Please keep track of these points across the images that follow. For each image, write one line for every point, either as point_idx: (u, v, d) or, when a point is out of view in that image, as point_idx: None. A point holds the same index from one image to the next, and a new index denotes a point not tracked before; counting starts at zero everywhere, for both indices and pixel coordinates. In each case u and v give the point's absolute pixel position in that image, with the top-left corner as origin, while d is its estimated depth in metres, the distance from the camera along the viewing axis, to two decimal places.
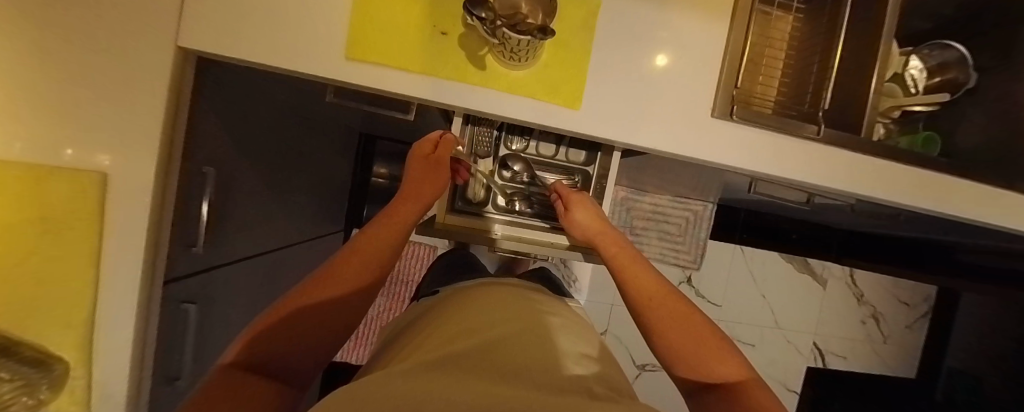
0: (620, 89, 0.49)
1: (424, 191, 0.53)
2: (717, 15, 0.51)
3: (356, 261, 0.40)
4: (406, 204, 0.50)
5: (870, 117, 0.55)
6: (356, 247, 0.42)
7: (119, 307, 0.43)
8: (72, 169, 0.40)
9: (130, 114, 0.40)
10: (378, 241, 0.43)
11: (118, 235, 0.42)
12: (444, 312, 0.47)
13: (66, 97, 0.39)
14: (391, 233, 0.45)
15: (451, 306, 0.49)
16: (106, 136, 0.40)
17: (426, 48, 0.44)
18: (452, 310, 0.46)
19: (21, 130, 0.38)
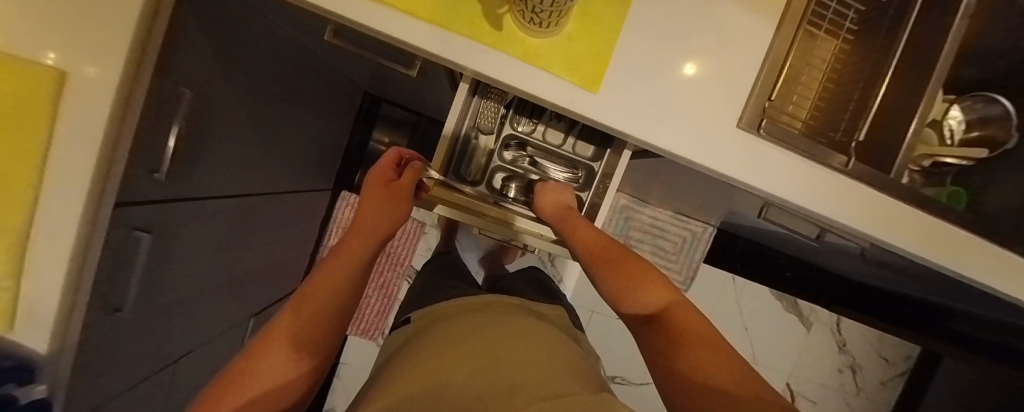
0: (644, 79, 0.44)
1: (383, 216, 0.55)
2: (763, 19, 0.47)
3: (312, 300, 0.42)
4: (364, 230, 0.52)
5: (904, 160, 0.51)
6: (310, 284, 0.43)
7: (60, 222, 0.38)
8: (29, 59, 0.35)
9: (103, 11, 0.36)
10: (334, 275, 0.45)
11: (66, 142, 0.37)
12: (440, 325, 0.51)
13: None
14: (349, 263, 0.47)
15: (433, 331, 0.50)
16: (73, 32, 0.36)
17: None
18: (442, 327, 0.50)
19: None
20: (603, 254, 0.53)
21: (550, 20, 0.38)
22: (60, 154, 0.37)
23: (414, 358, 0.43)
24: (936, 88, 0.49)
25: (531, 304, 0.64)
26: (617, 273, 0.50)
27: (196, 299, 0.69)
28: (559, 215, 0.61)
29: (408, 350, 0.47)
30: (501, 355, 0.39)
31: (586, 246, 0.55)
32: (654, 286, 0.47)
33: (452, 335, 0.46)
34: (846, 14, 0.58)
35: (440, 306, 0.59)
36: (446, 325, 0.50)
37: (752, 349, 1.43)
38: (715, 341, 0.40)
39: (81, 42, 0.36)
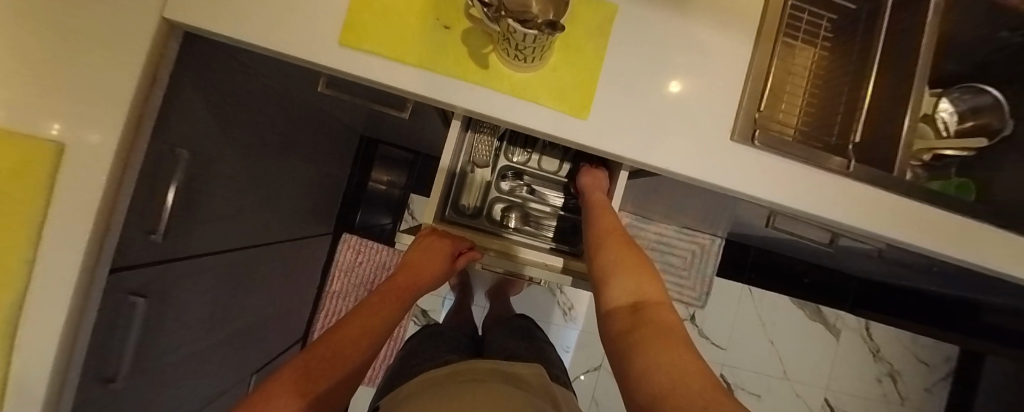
0: (633, 101, 0.45)
1: (402, 301, 0.49)
2: (739, 34, 0.48)
3: (320, 384, 0.33)
4: (380, 311, 0.45)
5: (904, 158, 0.50)
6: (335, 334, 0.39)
7: (51, 296, 0.37)
8: (25, 132, 0.37)
9: (99, 83, 0.38)
10: (343, 358, 0.37)
11: (59, 212, 0.38)
12: (416, 391, 0.41)
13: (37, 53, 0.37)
14: (363, 346, 0.40)
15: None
16: (72, 107, 0.38)
17: (426, 40, 0.40)
18: (396, 406, 0.38)
19: None
20: (616, 244, 0.49)
21: (534, 54, 0.39)
22: (54, 223, 0.37)
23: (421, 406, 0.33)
24: (921, 84, 0.49)
25: (517, 370, 0.49)
26: (618, 261, 0.46)
27: (195, 361, 0.66)
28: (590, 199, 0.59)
29: None
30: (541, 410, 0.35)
31: (601, 216, 0.54)
32: (650, 277, 0.43)
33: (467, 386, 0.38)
34: (820, 23, 0.60)
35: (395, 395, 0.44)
36: (430, 390, 0.39)
37: (781, 364, 1.35)
38: (678, 335, 0.33)
39: (77, 114, 0.38)
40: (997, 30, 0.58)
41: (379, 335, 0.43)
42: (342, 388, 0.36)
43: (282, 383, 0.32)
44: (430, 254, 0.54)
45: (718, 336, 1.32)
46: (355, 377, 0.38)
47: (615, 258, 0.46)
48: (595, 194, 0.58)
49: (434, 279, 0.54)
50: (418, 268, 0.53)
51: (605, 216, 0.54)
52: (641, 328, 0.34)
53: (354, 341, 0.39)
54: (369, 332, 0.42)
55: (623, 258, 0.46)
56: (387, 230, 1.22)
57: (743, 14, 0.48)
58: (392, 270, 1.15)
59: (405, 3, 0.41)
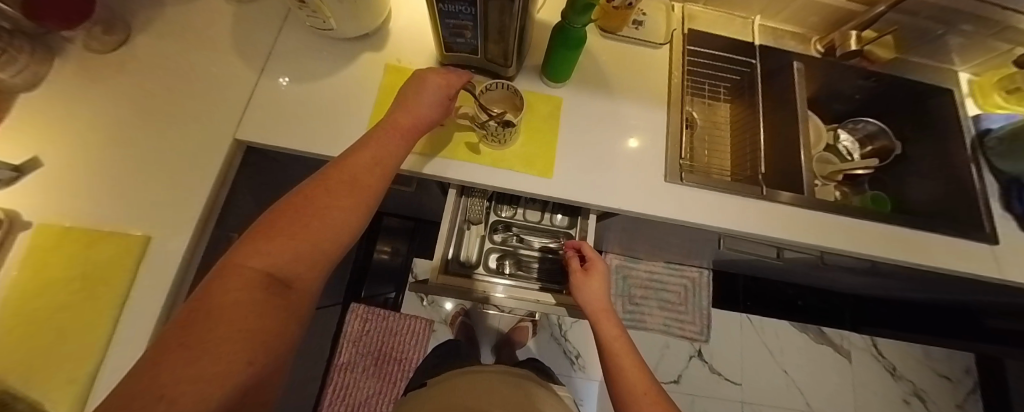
0: (585, 161, 0.59)
1: (405, 136, 0.45)
2: (657, 104, 0.64)
3: (316, 219, 0.34)
4: (380, 148, 0.42)
5: (808, 180, 0.63)
6: (333, 173, 0.38)
7: (119, 365, 0.44)
8: (124, 233, 0.49)
9: (180, 192, 0.52)
10: (340, 195, 0.37)
11: (138, 292, 0.48)
12: (455, 377, 0.55)
13: (148, 177, 0.52)
14: (366, 181, 0.39)
15: (440, 381, 0.55)
16: (159, 211, 0.51)
17: (428, 136, 0.56)
18: (452, 376, 0.55)
19: (99, 209, 0.50)
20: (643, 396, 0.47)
21: (505, 137, 0.54)
22: (132, 301, 0.47)
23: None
24: (802, 127, 0.65)
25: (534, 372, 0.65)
26: None
27: None
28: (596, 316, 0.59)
29: (442, 382, 0.54)
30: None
31: (618, 354, 0.53)
32: None
33: (478, 394, 0.49)
34: (719, 89, 0.76)
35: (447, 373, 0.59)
36: (459, 384, 0.52)
37: (802, 395, 1.31)
38: None
39: (162, 214, 0.51)
40: (857, 80, 0.76)
41: (380, 175, 0.41)
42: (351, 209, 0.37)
43: (268, 229, 0.32)
44: (416, 89, 0.48)
45: (730, 371, 1.31)
46: (367, 204, 0.39)
47: None
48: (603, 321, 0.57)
49: (427, 115, 0.48)
50: (411, 110, 0.46)
51: (620, 351, 0.54)
52: None
53: (352, 182, 0.38)
54: (371, 170, 0.40)
55: None
56: (391, 301, 1.28)
57: (656, 89, 0.65)
58: (399, 335, 1.14)
59: None
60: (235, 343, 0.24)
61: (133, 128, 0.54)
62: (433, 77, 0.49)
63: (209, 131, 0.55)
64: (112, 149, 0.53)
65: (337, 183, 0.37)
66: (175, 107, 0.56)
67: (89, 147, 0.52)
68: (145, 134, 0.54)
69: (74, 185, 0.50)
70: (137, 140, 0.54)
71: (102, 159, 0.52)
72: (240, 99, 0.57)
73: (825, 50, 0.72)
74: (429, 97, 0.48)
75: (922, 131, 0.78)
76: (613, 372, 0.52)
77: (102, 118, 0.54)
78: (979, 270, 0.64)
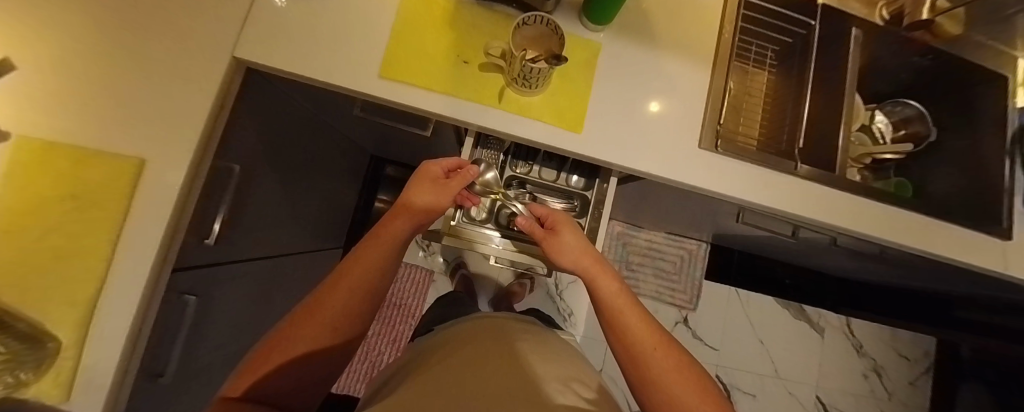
0: (617, 118, 0.54)
1: (390, 250, 0.46)
2: (700, 62, 0.59)
3: (293, 345, 0.37)
4: (367, 262, 0.44)
5: (842, 160, 0.61)
6: (317, 301, 0.40)
7: (124, 291, 0.43)
8: (116, 153, 0.45)
9: (174, 112, 0.47)
10: (317, 323, 0.39)
11: (139, 218, 0.45)
12: (463, 322, 0.55)
13: (140, 95, 0.47)
14: (351, 304, 0.41)
15: (443, 337, 0.50)
16: (152, 132, 0.46)
17: (450, 74, 0.50)
18: (456, 330, 0.51)
19: (84, 124, 0.45)
20: (654, 350, 0.44)
21: (536, 82, 0.48)
22: (132, 227, 0.44)
23: (441, 350, 0.45)
24: (849, 101, 0.60)
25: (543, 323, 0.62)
26: (669, 375, 0.41)
27: (220, 366, 0.69)
28: (591, 268, 0.52)
29: (442, 339, 0.49)
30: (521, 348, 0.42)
31: (623, 309, 0.48)
32: (704, 390, 0.41)
33: (483, 328, 0.48)
34: (766, 53, 0.71)
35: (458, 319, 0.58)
36: (466, 326, 0.52)
37: (773, 363, 1.41)
38: None
39: (157, 135, 0.46)
40: (910, 56, 0.71)
41: (367, 295, 0.43)
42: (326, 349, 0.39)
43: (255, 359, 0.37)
44: (414, 189, 0.51)
45: (712, 338, 1.38)
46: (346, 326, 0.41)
47: (671, 380, 0.41)
48: (601, 279, 0.51)
49: (427, 209, 0.50)
50: (413, 200, 0.50)
51: (626, 308, 0.48)
52: None
53: (330, 302, 0.40)
54: (354, 286, 0.42)
55: (677, 380, 0.41)
56: None
57: (702, 46, 0.59)
58: (397, 282, 1.17)
59: (432, 45, 0.51)
60: None
61: (118, 36, 0.48)
62: (425, 178, 0.52)
63: (203, 45, 0.49)
64: (95, 58, 0.47)
65: (315, 313, 0.39)
66: (165, 14, 0.49)
67: (64, 50, 0.46)
68: (129, 42, 0.48)
69: (50, 94, 0.44)
70: (120, 48, 0.47)
71: (82, 67, 0.46)
72: (239, 11, 0.50)
73: (891, 17, 0.67)
74: (423, 197, 0.50)
75: (961, 120, 0.75)
76: (618, 328, 0.47)
77: (77, 18, 0.47)
78: (981, 263, 0.65)
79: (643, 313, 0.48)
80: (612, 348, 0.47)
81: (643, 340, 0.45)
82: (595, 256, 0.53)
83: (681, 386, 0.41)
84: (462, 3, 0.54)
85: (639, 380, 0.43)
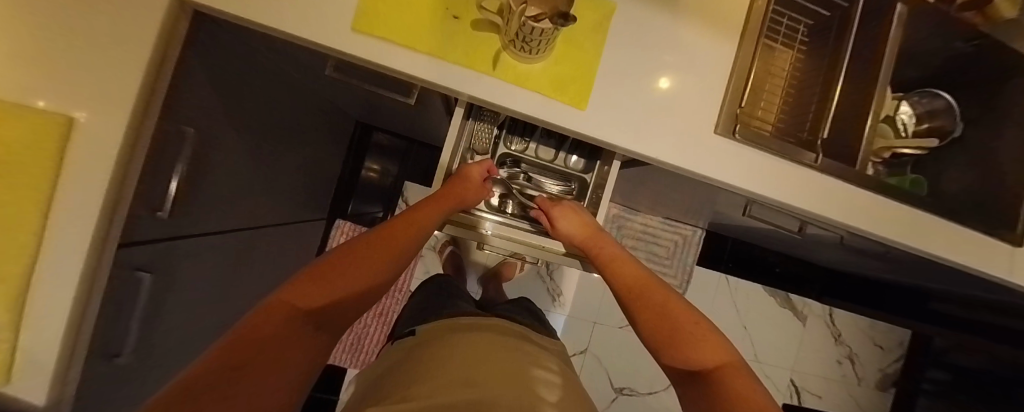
0: (626, 95, 0.48)
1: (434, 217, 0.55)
2: (726, 33, 0.52)
3: (357, 270, 0.42)
4: (416, 222, 0.52)
5: (864, 154, 0.56)
6: (377, 242, 0.47)
7: (60, 268, 0.37)
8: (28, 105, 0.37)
9: (102, 58, 0.38)
10: (377, 255, 0.45)
11: (71, 185, 0.38)
12: (453, 330, 0.50)
13: (55, 30, 0.37)
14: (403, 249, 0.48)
15: (432, 343, 0.48)
16: (72, 81, 0.38)
17: (437, 31, 0.43)
18: (447, 338, 0.48)
19: None
20: (643, 299, 0.53)
21: (538, 47, 0.41)
22: (60, 196, 0.37)
23: (423, 363, 0.42)
24: (882, 89, 0.55)
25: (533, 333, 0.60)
26: (655, 317, 0.50)
27: (188, 341, 0.65)
28: (587, 241, 0.62)
29: (431, 347, 0.47)
30: (507, 369, 0.42)
31: (617, 271, 0.59)
32: (696, 324, 0.48)
33: (479, 346, 0.45)
34: (798, 28, 0.63)
35: (440, 322, 0.54)
36: (457, 337, 0.47)
37: (752, 347, 1.44)
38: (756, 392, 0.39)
39: (81, 86, 0.38)
40: (952, 41, 0.64)
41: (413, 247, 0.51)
42: (358, 296, 0.41)
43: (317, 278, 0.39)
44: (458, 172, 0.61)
45: None
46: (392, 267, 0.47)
47: (658, 319, 0.50)
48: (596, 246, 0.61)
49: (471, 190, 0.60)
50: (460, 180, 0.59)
51: (620, 270, 0.58)
52: (724, 400, 0.38)
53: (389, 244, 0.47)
54: (408, 236, 0.50)
55: (664, 318, 0.50)
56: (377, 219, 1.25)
57: (730, 15, 0.52)
58: None
59: None
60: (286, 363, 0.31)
61: None
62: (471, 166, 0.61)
63: None
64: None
65: (374, 249, 0.45)
66: None
67: None
68: None
69: None
70: None
71: None
72: None
73: None
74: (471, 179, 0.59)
75: (990, 116, 0.70)
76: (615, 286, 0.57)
77: None
78: (988, 269, 0.63)
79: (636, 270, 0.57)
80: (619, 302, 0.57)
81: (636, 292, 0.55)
82: (590, 228, 0.62)
83: (666, 324, 0.49)
84: None
85: (636, 324, 0.52)
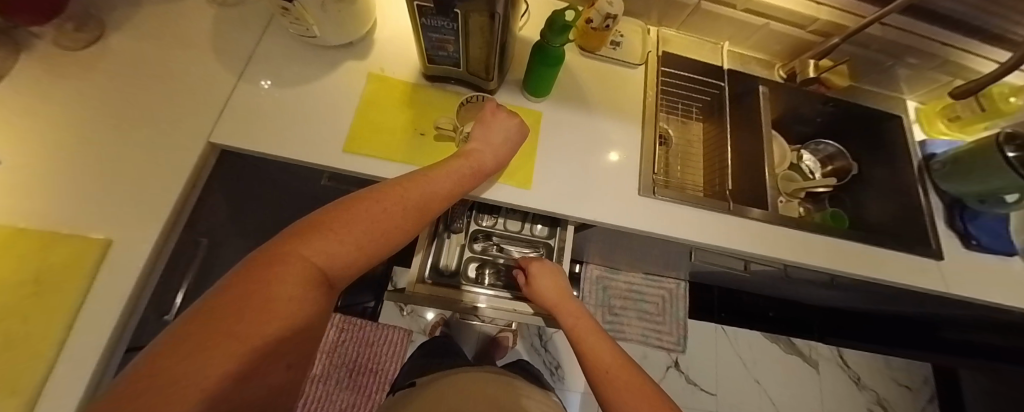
0: (563, 173, 0.60)
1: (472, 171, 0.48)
2: (633, 119, 0.67)
3: (373, 218, 0.36)
4: (442, 179, 0.44)
5: (772, 197, 0.68)
6: (403, 185, 0.41)
7: (74, 374, 0.40)
8: (68, 233, 0.45)
9: (139, 193, 0.49)
10: (400, 205, 0.39)
11: (103, 296, 0.44)
12: (446, 375, 0.56)
13: (117, 174, 0.50)
14: (431, 204, 0.42)
15: (431, 385, 0.54)
16: (114, 212, 0.48)
17: (409, 144, 0.57)
18: (442, 382, 0.54)
19: (43, 208, 0.46)
20: (611, 371, 0.51)
21: None
22: (93, 307, 0.43)
23: (418, 407, 0.48)
24: (766, 147, 0.69)
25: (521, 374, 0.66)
26: (622, 389, 0.48)
27: None
28: (558, 305, 0.63)
29: (427, 389, 0.53)
30: (502, 388, 0.52)
31: (585, 338, 0.59)
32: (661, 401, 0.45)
33: (472, 381, 0.52)
34: (694, 108, 0.83)
35: (437, 372, 0.60)
36: (454, 380, 0.54)
37: (772, 404, 1.35)
38: None
39: (118, 217, 0.47)
40: (816, 105, 0.82)
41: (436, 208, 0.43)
42: (392, 236, 0.37)
43: (328, 223, 0.33)
44: (487, 118, 0.53)
45: (706, 381, 1.34)
46: (416, 219, 0.40)
47: (624, 395, 0.46)
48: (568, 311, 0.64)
49: (505, 131, 0.53)
50: (485, 130, 0.52)
51: (586, 335, 0.59)
52: None
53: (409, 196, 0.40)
54: (432, 189, 0.43)
55: (630, 395, 0.46)
56: (368, 310, 1.17)
57: (632, 107, 0.68)
58: (375, 346, 1.12)
59: (392, 123, 0.58)
60: (289, 311, 0.26)
61: (94, 126, 0.51)
62: (507, 120, 0.54)
63: (179, 132, 0.54)
64: (77, 142, 0.50)
65: (402, 193, 0.40)
66: (153, 106, 0.54)
67: (36, 141, 0.48)
68: (104, 133, 0.51)
69: (17, 182, 0.46)
70: (90, 137, 0.51)
71: (52, 157, 0.48)
72: (218, 100, 0.56)
73: (786, 76, 0.78)
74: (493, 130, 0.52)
75: (874, 155, 0.85)
76: (583, 353, 0.57)
77: (53, 115, 0.50)
78: (920, 282, 0.68)
79: (606, 343, 0.57)
80: (587, 378, 0.54)
81: (607, 366, 0.53)
82: (565, 295, 0.65)
83: (631, 397, 0.46)
84: (418, 85, 0.62)
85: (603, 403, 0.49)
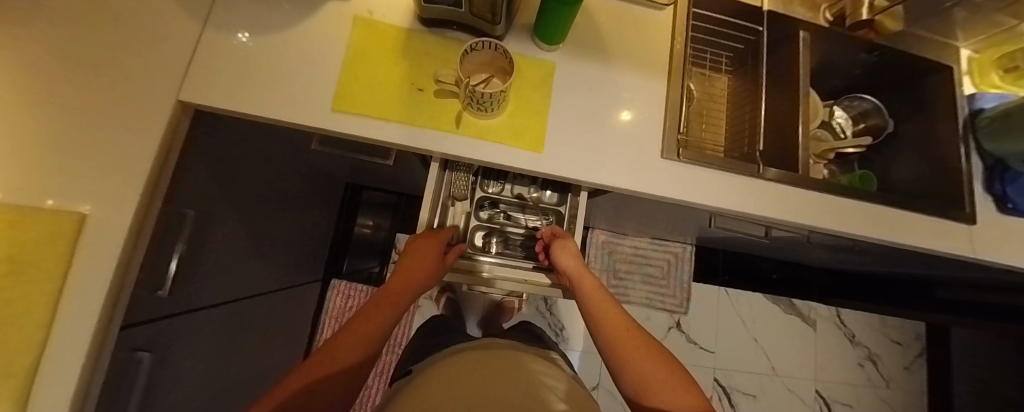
0: (578, 133, 0.54)
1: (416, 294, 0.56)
2: (656, 71, 0.60)
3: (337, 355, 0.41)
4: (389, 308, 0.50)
5: (803, 158, 0.62)
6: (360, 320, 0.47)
7: (68, 356, 0.38)
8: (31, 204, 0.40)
9: (108, 160, 0.44)
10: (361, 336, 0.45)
11: (86, 274, 0.40)
12: (444, 356, 0.53)
13: (82, 137, 0.44)
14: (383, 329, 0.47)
15: (427, 368, 0.51)
16: (83, 181, 0.42)
17: (406, 102, 0.50)
18: (440, 363, 0.50)
19: None
20: (631, 343, 0.48)
21: (491, 106, 0.49)
22: (76, 286, 0.40)
23: (417, 390, 0.45)
24: (802, 102, 0.62)
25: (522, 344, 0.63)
26: (640, 362, 0.46)
27: None
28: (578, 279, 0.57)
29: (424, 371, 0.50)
30: (505, 360, 0.49)
31: (602, 311, 0.53)
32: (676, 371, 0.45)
33: (472, 358, 0.49)
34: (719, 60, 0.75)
35: (433, 356, 0.57)
36: (452, 358, 0.51)
37: (769, 360, 1.40)
38: None
39: (87, 187, 0.42)
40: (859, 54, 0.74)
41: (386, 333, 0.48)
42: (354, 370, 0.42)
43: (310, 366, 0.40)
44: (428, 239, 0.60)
45: (705, 340, 1.38)
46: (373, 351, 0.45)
47: (646, 367, 0.45)
48: (582, 281, 0.57)
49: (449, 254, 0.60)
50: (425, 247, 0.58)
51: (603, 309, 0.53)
52: None
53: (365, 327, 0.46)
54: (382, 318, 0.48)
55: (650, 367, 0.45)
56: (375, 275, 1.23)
57: (656, 57, 0.60)
58: None
59: (386, 77, 0.51)
60: None
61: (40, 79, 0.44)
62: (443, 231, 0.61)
63: (143, 89, 0.47)
64: None
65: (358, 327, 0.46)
66: (113, 56, 0.47)
67: None
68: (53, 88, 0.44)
69: None
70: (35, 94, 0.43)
71: None
72: (185, 51, 0.49)
73: (834, 18, 0.70)
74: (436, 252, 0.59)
75: (913, 112, 0.78)
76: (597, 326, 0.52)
77: None
78: (946, 247, 0.65)
79: (624, 316, 0.52)
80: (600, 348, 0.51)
81: (627, 337, 0.49)
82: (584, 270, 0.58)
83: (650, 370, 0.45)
84: (413, 31, 0.54)
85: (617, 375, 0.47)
